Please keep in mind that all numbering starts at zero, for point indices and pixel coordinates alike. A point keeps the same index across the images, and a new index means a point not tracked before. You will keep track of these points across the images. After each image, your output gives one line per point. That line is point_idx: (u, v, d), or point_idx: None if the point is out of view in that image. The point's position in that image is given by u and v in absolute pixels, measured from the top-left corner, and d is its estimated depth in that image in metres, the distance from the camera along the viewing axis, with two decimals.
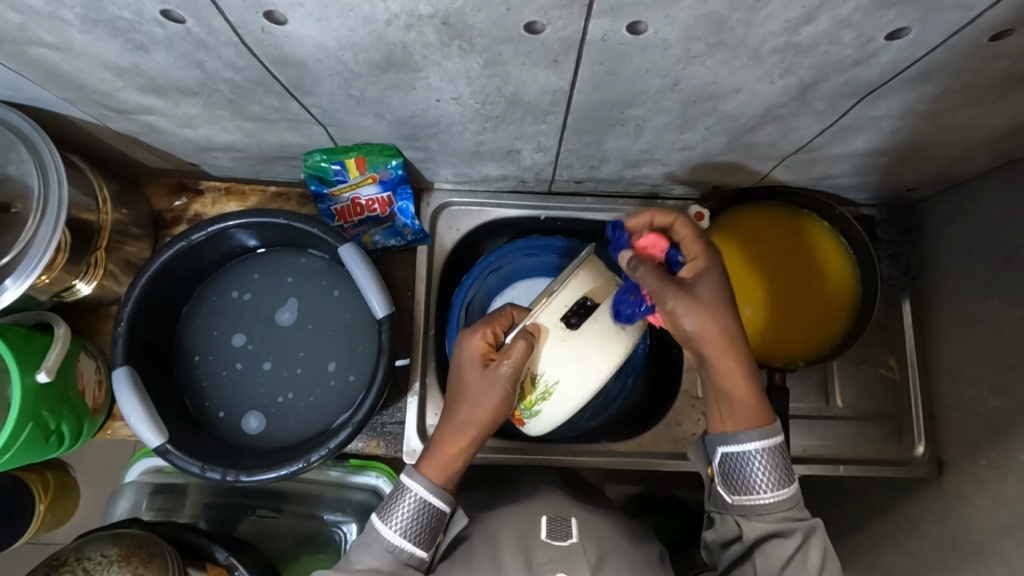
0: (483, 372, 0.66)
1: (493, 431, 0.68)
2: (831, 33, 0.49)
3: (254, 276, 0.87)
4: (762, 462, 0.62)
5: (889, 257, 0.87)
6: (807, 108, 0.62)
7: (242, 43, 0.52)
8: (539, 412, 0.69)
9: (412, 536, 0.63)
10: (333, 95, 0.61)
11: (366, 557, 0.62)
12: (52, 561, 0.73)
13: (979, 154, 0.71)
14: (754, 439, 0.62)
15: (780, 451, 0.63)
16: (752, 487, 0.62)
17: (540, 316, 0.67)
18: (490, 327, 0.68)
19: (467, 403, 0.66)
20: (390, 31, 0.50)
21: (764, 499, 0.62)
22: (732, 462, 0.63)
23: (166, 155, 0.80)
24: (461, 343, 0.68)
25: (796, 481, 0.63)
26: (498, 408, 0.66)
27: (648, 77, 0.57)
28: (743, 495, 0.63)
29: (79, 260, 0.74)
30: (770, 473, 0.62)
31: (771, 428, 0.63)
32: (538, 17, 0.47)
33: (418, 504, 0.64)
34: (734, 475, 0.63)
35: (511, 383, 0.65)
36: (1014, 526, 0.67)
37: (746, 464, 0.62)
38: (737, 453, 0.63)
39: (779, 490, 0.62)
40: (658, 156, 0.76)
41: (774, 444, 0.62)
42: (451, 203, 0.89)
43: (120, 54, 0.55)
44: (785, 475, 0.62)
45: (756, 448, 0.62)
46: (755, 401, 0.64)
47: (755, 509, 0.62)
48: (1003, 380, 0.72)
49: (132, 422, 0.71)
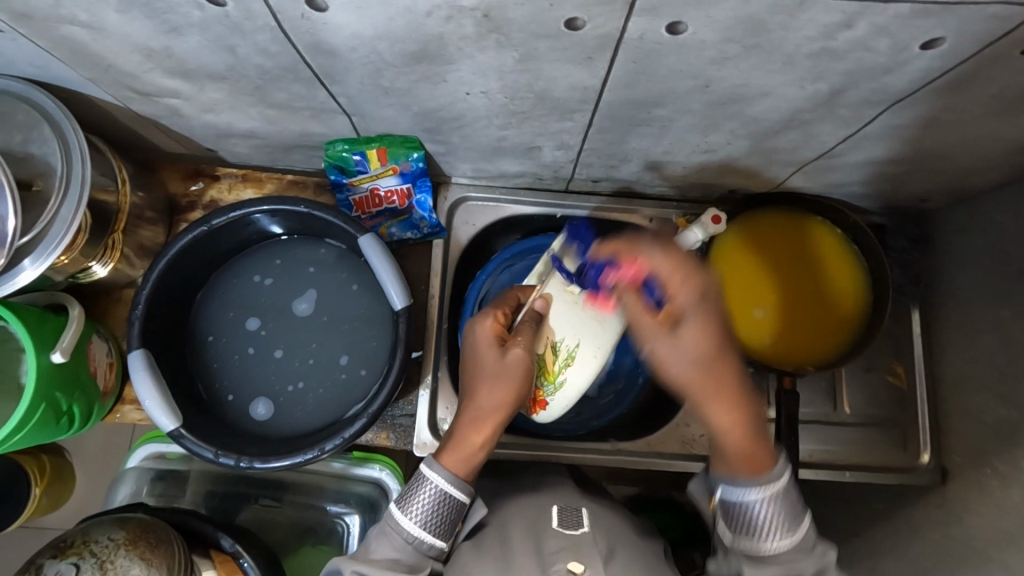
0: (500, 353, 0.70)
1: (513, 417, 0.70)
2: (866, 40, 0.50)
3: (275, 262, 0.87)
4: (765, 512, 0.61)
5: (899, 265, 0.89)
6: (831, 114, 0.63)
7: (279, 28, 0.52)
8: (563, 381, 0.74)
9: (432, 527, 0.63)
10: (362, 85, 0.61)
11: (385, 548, 0.63)
12: (59, 544, 0.72)
13: (996, 167, 0.72)
14: (749, 490, 0.61)
15: (785, 497, 0.61)
16: (755, 534, 0.61)
17: (548, 286, 0.75)
18: (498, 315, 0.73)
19: (486, 386, 0.69)
20: (429, 22, 0.50)
21: (766, 546, 0.61)
22: (735, 507, 0.62)
23: (185, 139, 0.80)
24: (473, 332, 0.73)
25: (803, 528, 0.61)
26: (520, 386, 0.69)
27: (679, 78, 0.57)
28: (744, 539, 0.62)
29: (97, 242, 0.74)
30: (775, 521, 0.60)
31: (768, 476, 0.61)
32: (579, 13, 0.48)
33: (435, 495, 0.64)
34: (737, 519, 0.62)
35: (529, 357, 0.70)
36: (1017, 534, 0.68)
37: (748, 511, 0.61)
38: (739, 501, 0.62)
39: (782, 540, 0.60)
40: (679, 158, 0.76)
41: (774, 494, 0.61)
42: (468, 198, 0.90)
43: (153, 35, 0.55)
44: (792, 520, 0.61)
45: (756, 498, 0.61)
46: (756, 445, 0.62)
47: (757, 555, 0.61)
48: (1011, 390, 0.73)
49: (147, 404, 0.71)
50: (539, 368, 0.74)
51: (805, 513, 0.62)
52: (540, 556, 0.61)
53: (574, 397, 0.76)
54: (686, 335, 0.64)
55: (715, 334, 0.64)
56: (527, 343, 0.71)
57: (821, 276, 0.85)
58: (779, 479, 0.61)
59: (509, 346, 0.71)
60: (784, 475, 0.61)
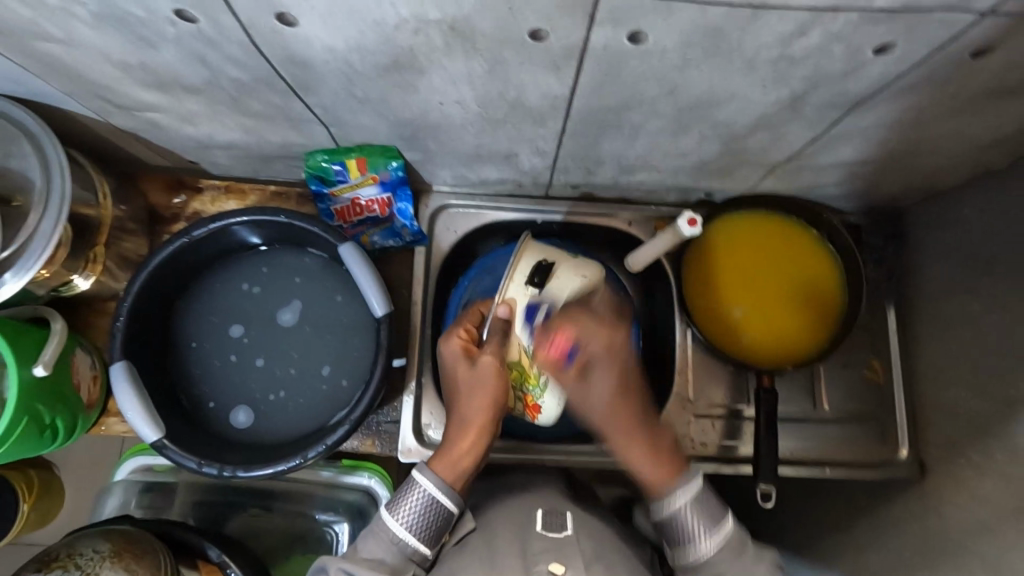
0: (470, 365, 0.72)
1: (499, 419, 0.71)
2: (821, 46, 0.51)
3: (262, 269, 0.87)
4: (691, 514, 0.66)
5: (874, 262, 0.91)
6: (796, 118, 0.65)
7: (251, 43, 0.53)
8: (546, 383, 0.74)
9: (418, 531, 0.64)
10: (337, 96, 0.63)
11: (372, 546, 0.64)
12: (43, 558, 0.73)
13: (960, 165, 0.74)
14: (674, 496, 0.67)
15: (700, 505, 0.67)
16: (682, 542, 0.66)
17: (508, 292, 0.72)
18: (463, 329, 0.75)
19: (464, 399, 0.71)
20: (399, 35, 0.51)
21: (695, 555, 0.66)
22: (663, 525, 0.68)
23: (166, 152, 0.81)
24: (442, 352, 0.74)
25: (729, 518, 0.67)
26: (498, 389, 0.71)
27: (645, 85, 0.59)
28: (688, 554, 0.66)
29: (77, 255, 0.74)
30: (695, 526, 0.66)
31: (687, 480, 0.68)
32: (542, 24, 0.49)
33: (424, 500, 0.65)
34: (673, 535, 0.67)
35: (499, 362, 0.71)
36: (992, 525, 0.69)
37: (673, 523, 0.67)
38: (663, 518, 0.67)
39: (718, 535, 0.66)
40: (653, 162, 0.78)
41: (693, 492, 0.67)
42: (449, 205, 0.91)
43: (128, 50, 0.56)
44: (712, 522, 0.66)
45: (681, 502, 0.67)
46: (669, 455, 0.71)
47: (692, 566, 0.66)
48: (982, 383, 0.74)
49: (130, 416, 0.72)
50: (520, 376, 0.74)
51: (724, 514, 0.67)
52: (524, 556, 0.62)
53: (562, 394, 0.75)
54: (600, 384, 0.74)
55: (620, 369, 0.75)
56: (495, 350, 0.71)
57: (800, 275, 0.86)
58: (697, 479, 0.68)
59: (478, 357, 0.72)
60: (699, 481, 0.68)
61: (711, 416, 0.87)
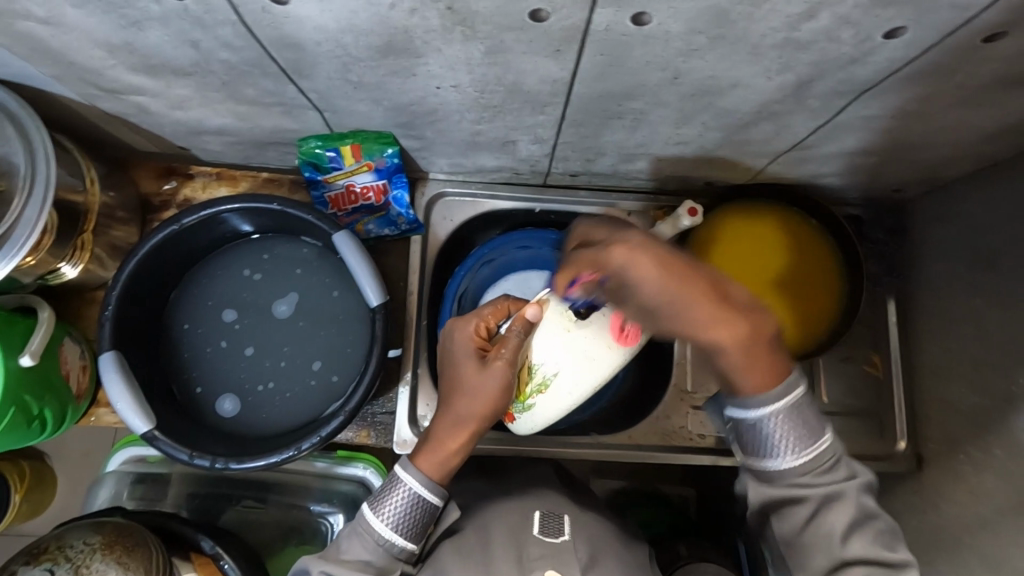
0: (478, 364, 0.67)
1: (490, 425, 0.68)
2: (830, 30, 0.50)
3: (263, 256, 0.86)
4: (772, 427, 0.61)
5: (875, 256, 0.90)
6: (802, 105, 0.63)
7: (241, 23, 0.52)
8: (532, 405, 0.69)
9: (404, 531, 0.64)
10: (332, 80, 0.61)
11: (357, 547, 0.63)
12: (32, 549, 0.71)
13: (965, 156, 0.73)
14: (763, 405, 0.61)
15: (793, 414, 0.61)
16: (759, 449, 0.62)
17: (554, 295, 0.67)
18: (483, 320, 0.69)
19: (462, 397, 0.66)
20: (395, 16, 0.50)
21: (775, 464, 0.61)
22: (744, 425, 0.63)
23: (156, 138, 0.79)
24: (452, 335, 0.69)
25: (818, 442, 0.61)
26: (498, 399, 0.66)
27: (648, 70, 0.57)
28: (757, 459, 0.62)
29: (64, 243, 0.73)
30: (775, 438, 0.61)
31: (781, 391, 0.61)
32: (543, 5, 0.47)
33: (409, 498, 0.64)
34: (750, 439, 0.62)
35: (510, 373, 0.66)
36: (992, 519, 0.69)
37: (754, 429, 0.62)
38: (743, 419, 0.62)
39: (795, 455, 0.60)
40: (653, 150, 0.76)
41: (783, 408, 0.60)
42: (446, 193, 0.89)
43: (112, 31, 0.54)
44: (808, 434, 0.61)
45: (765, 414, 0.61)
46: (776, 352, 0.61)
47: (765, 473, 0.62)
48: (984, 377, 0.73)
49: (119, 407, 0.71)
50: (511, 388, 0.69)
51: (824, 428, 0.61)
52: (519, 561, 0.63)
53: (540, 425, 0.72)
54: (637, 277, 0.58)
55: (669, 256, 0.58)
56: (507, 358, 0.65)
57: (811, 271, 0.85)
58: (791, 392, 0.61)
59: (490, 358, 0.66)
60: (801, 391, 0.61)
61: (709, 408, 0.87)
